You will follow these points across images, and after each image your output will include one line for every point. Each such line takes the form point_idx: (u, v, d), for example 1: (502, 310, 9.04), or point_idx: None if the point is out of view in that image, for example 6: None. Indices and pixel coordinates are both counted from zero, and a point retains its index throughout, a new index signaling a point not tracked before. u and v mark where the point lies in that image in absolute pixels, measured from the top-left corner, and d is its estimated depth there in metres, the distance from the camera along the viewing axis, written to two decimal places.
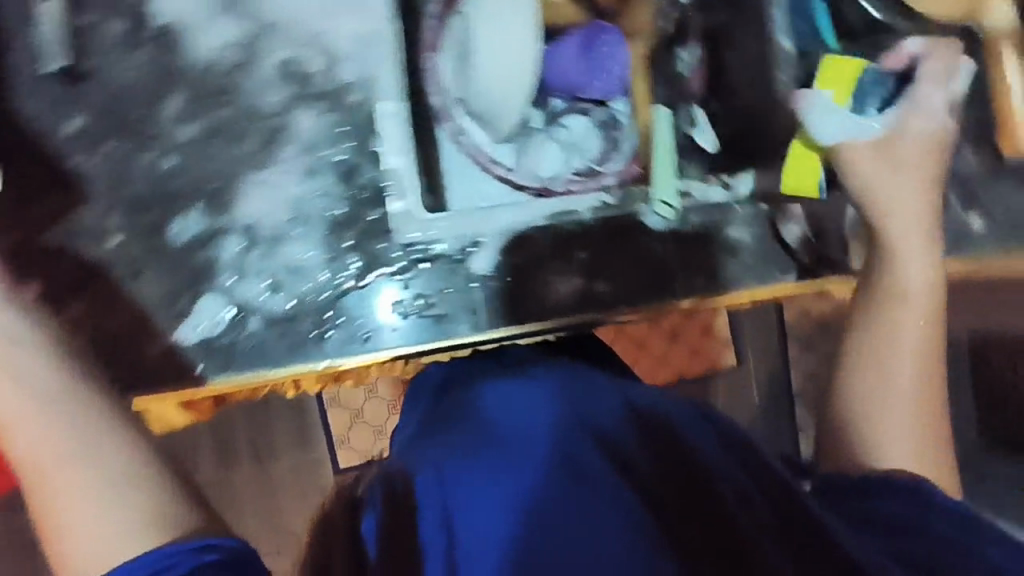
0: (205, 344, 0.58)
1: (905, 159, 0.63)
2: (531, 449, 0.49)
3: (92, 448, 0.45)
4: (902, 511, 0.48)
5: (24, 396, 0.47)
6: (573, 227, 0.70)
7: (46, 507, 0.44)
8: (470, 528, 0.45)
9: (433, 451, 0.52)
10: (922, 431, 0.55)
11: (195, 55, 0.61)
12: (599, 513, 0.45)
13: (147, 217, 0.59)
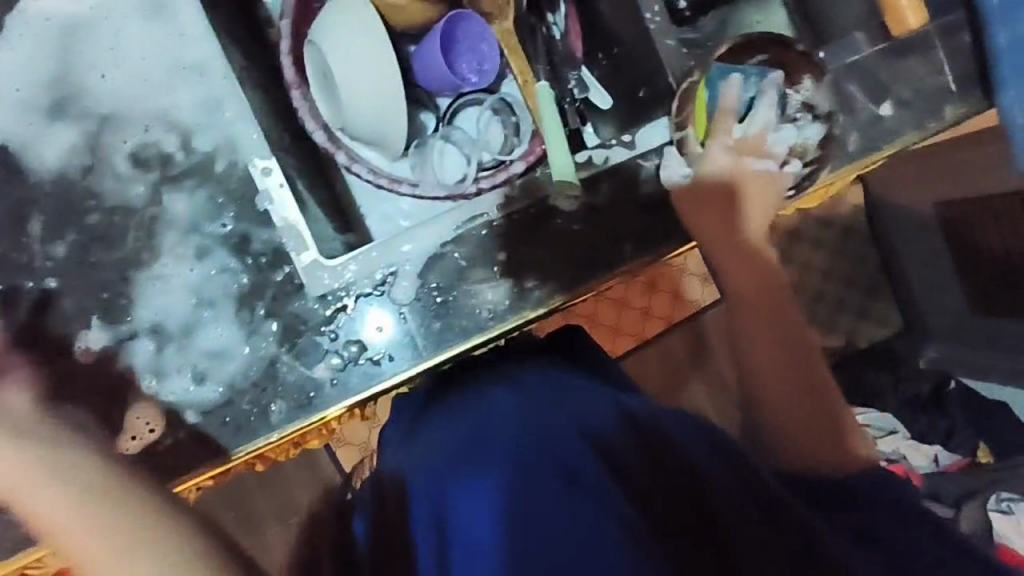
0: (148, 451, 0.58)
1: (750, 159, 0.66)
2: (525, 462, 0.50)
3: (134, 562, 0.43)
4: (858, 499, 0.55)
5: (59, 504, 0.46)
6: (489, 230, 0.65)
7: None
8: (462, 531, 0.47)
9: (426, 456, 0.55)
10: (831, 418, 0.62)
11: (43, 170, 0.59)
12: (592, 521, 0.47)
13: (47, 345, 0.58)
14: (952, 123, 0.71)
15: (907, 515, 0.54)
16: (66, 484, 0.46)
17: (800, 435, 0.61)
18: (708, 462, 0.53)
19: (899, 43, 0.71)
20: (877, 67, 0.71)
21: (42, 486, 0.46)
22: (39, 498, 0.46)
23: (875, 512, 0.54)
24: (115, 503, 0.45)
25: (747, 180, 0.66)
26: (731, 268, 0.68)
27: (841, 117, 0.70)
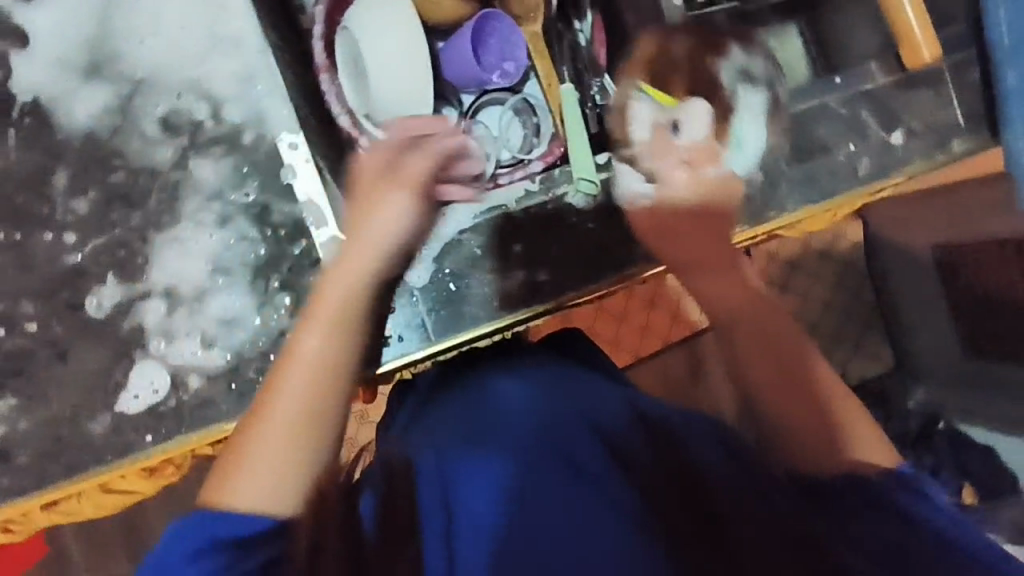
0: (151, 410, 0.58)
1: (708, 170, 0.67)
2: (528, 450, 0.53)
3: (292, 463, 0.47)
4: (874, 502, 0.50)
5: (318, 363, 0.50)
6: (506, 222, 0.66)
7: (248, 441, 0.48)
8: (467, 512, 0.50)
9: (430, 439, 0.56)
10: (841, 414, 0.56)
11: (73, 126, 0.60)
12: (592, 510, 0.50)
13: (60, 298, 0.58)
14: (958, 157, 0.74)
15: (926, 525, 0.48)
16: (338, 360, 0.51)
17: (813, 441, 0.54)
18: (715, 466, 0.53)
19: (910, 75, 0.73)
20: (891, 95, 0.73)
21: (338, 338, 0.51)
22: (320, 334, 0.51)
23: (890, 521, 0.49)
24: (333, 425, 0.49)
25: (710, 192, 0.66)
26: (711, 268, 0.63)
27: (854, 141, 0.72)
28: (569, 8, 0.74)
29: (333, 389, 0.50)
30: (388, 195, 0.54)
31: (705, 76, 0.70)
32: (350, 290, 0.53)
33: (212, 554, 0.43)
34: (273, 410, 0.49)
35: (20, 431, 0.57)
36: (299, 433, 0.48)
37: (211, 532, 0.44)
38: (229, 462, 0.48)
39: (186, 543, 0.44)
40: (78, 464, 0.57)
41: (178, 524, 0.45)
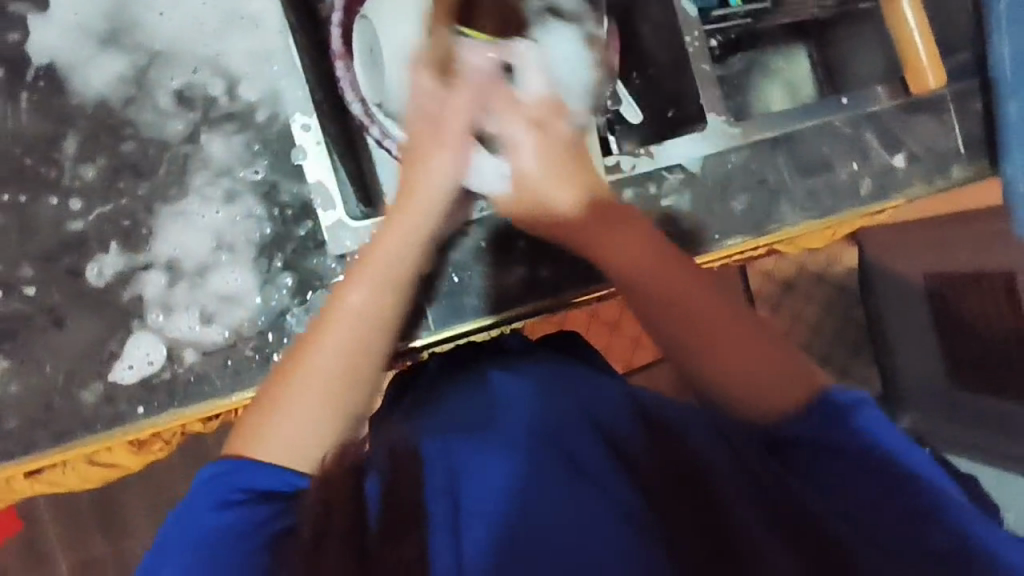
0: (144, 382, 0.58)
1: (524, 149, 0.56)
2: (529, 440, 0.50)
3: (329, 420, 0.52)
4: (827, 452, 0.48)
5: (360, 331, 0.53)
6: (512, 219, 0.65)
7: (284, 392, 0.52)
8: (473, 500, 0.46)
9: (433, 425, 0.54)
10: (767, 353, 0.52)
11: (86, 93, 0.60)
12: (588, 503, 0.47)
13: (60, 264, 0.58)
14: (957, 183, 0.75)
15: (883, 465, 0.47)
16: (376, 323, 0.54)
17: (733, 390, 0.52)
18: (727, 469, 0.49)
19: (913, 100, 0.75)
20: (895, 119, 0.74)
21: (381, 301, 0.54)
22: (362, 294, 0.54)
23: (848, 470, 0.47)
24: (366, 383, 0.53)
25: (574, 164, 0.56)
26: (605, 221, 0.55)
27: (857, 161, 0.73)
28: None
29: (372, 350, 0.54)
30: (432, 165, 0.55)
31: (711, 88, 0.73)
32: (395, 258, 0.55)
33: (236, 505, 0.48)
34: (312, 367, 0.52)
35: (10, 395, 0.56)
36: (333, 393, 0.52)
37: (240, 482, 0.49)
38: (261, 412, 0.52)
39: (216, 493, 0.49)
40: (65, 432, 0.57)
41: (207, 474, 0.50)
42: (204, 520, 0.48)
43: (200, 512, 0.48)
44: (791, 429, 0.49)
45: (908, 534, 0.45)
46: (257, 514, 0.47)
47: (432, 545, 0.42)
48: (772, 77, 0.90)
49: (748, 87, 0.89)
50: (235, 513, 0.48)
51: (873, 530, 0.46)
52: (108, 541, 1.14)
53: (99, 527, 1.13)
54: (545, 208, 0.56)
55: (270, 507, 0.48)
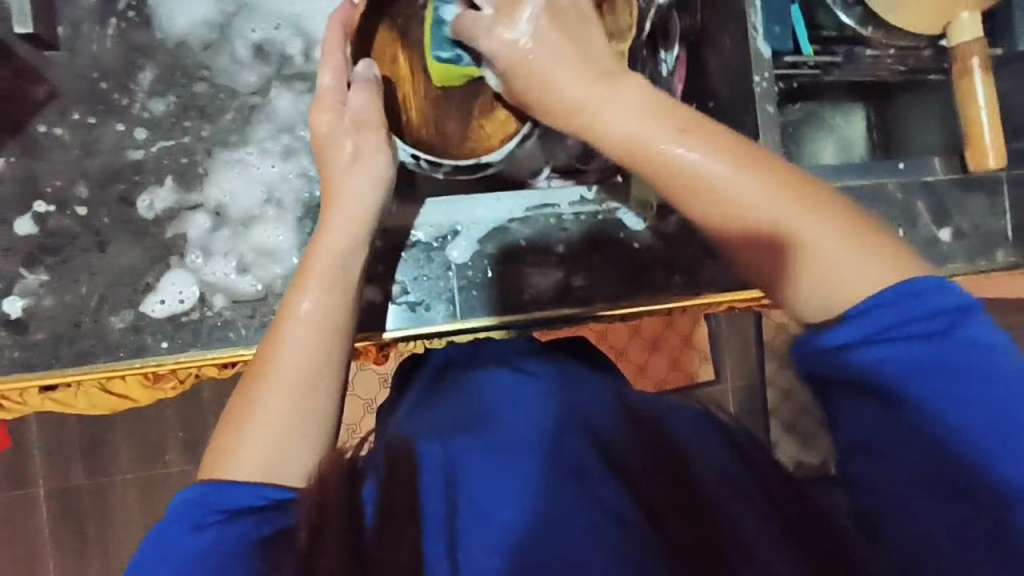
0: (171, 318, 0.58)
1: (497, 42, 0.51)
2: (530, 444, 0.46)
3: (291, 424, 0.46)
4: (891, 380, 0.39)
5: (317, 332, 0.50)
6: (556, 222, 0.66)
7: (241, 407, 0.47)
8: (471, 502, 0.43)
9: (432, 425, 0.50)
10: (826, 238, 0.41)
11: (170, 30, 0.61)
12: (591, 516, 0.42)
13: (115, 189, 0.59)
14: (999, 266, 0.75)
15: (967, 402, 0.37)
16: (325, 323, 0.51)
17: (816, 298, 0.41)
18: (749, 509, 0.41)
19: (972, 176, 0.74)
20: (949, 192, 0.74)
21: (332, 298, 0.52)
22: (314, 294, 0.52)
23: (912, 408, 0.38)
24: (328, 390, 0.49)
25: (544, 33, 0.50)
26: (663, 118, 0.45)
27: (904, 227, 0.73)
28: (658, 37, 0.78)
29: (330, 356, 0.50)
30: (350, 171, 0.57)
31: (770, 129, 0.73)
32: (337, 250, 0.54)
33: (213, 526, 0.42)
34: (263, 375, 0.48)
35: (43, 307, 0.57)
36: (292, 397, 0.47)
37: (219, 502, 0.43)
38: (228, 436, 0.46)
39: (188, 518, 0.42)
40: (86, 353, 0.57)
41: (184, 499, 0.43)
42: (183, 546, 0.41)
43: (177, 539, 0.41)
44: (845, 364, 0.40)
45: (979, 490, 0.37)
46: (242, 527, 0.41)
47: (428, 548, 0.39)
48: (826, 130, 0.91)
49: (804, 137, 0.91)
50: (218, 532, 0.41)
51: (935, 482, 0.37)
52: (93, 471, 1.15)
53: (87, 457, 1.14)
54: (596, 102, 0.47)
55: (257, 519, 0.41)
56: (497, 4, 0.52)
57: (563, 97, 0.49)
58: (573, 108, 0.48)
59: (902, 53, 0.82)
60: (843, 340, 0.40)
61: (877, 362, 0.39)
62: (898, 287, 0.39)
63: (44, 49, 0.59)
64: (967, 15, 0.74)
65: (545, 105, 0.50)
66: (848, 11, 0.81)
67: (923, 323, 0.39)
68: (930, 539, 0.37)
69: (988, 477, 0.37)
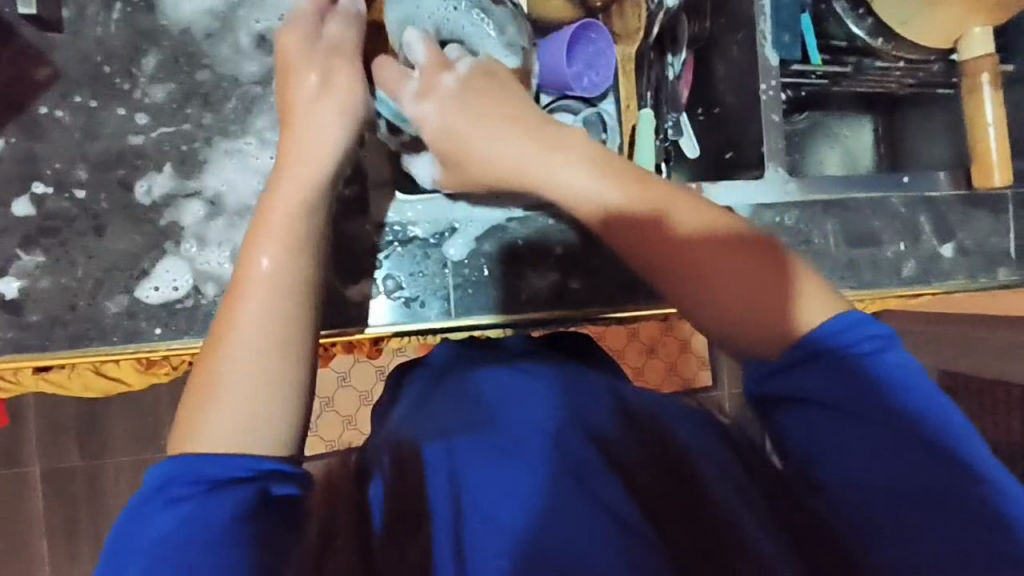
0: (165, 305, 0.58)
1: (443, 103, 0.55)
2: (531, 443, 0.46)
3: (254, 386, 0.45)
4: (832, 400, 0.42)
5: (275, 292, 0.48)
6: (555, 223, 0.66)
7: (206, 369, 0.46)
8: (476, 497, 0.43)
9: (430, 419, 0.51)
10: (751, 280, 0.46)
11: (175, 17, 0.61)
12: (592, 517, 0.42)
13: (114, 174, 0.59)
14: (1001, 285, 0.74)
15: (897, 415, 0.42)
16: (289, 284, 0.48)
17: (733, 330, 0.46)
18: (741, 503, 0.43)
19: (977, 193, 0.74)
20: (953, 209, 0.73)
21: (290, 254, 0.49)
22: (269, 249, 0.49)
23: (867, 422, 0.42)
24: (295, 356, 0.47)
25: (478, 98, 0.55)
26: (608, 179, 0.51)
27: (905, 242, 0.73)
28: (666, 39, 0.78)
29: (294, 310, 0.48)
30: (327, 120, 0.53)
31: (775, 138, 0.73)
32: (293, 203, 0.50)
33: (194, 497, 0.41)
34: (222, 334, 0.47)
35: (39, 289, 0.57)
36: (257, 357, 0.46)
37: (198, 474, 0.42)
38: (196, 403, 0.45)
39: (170, 487, 0.41)
40: (80, 337, 0.57)
41: (157, 472, 0.42)
42: (158, 522, 0.40)
43: (154, 513, 0.41)
44: (773, 383, 0.44)
45: (943, 492, 0.40)
46: (224, 504, 0.41)
47: (436, 550, 0.42)
48: (832, 141, 0.91)
49: (808, 146, 0.90)
50: (199, 505, 0.41)
51: (907, 489, 0.40)
52: (87, 452, 1.15)
53: (82, 439, 1.15)
54: (547, 172, 0.53)
55: (244, 491, 0.42)
56: (422, 71, 0.56)
57: (506, 164, 0.54)
58: (523, 180, 0.54)
59: (913, 66, 0.81)
60: (784, 367, 0.44)
61: (830, 379, 0.43)
62: (827, 324, 0.43)
63: (48, 31, 0.59)
64: (977, 28, 0.73)
65: (490, 170, 0.55)
66: (859, 22, 0.79)
67: (863, 344, 0.43)
68: (908, 546, 0.40)
69: (947, 480, 0.40)
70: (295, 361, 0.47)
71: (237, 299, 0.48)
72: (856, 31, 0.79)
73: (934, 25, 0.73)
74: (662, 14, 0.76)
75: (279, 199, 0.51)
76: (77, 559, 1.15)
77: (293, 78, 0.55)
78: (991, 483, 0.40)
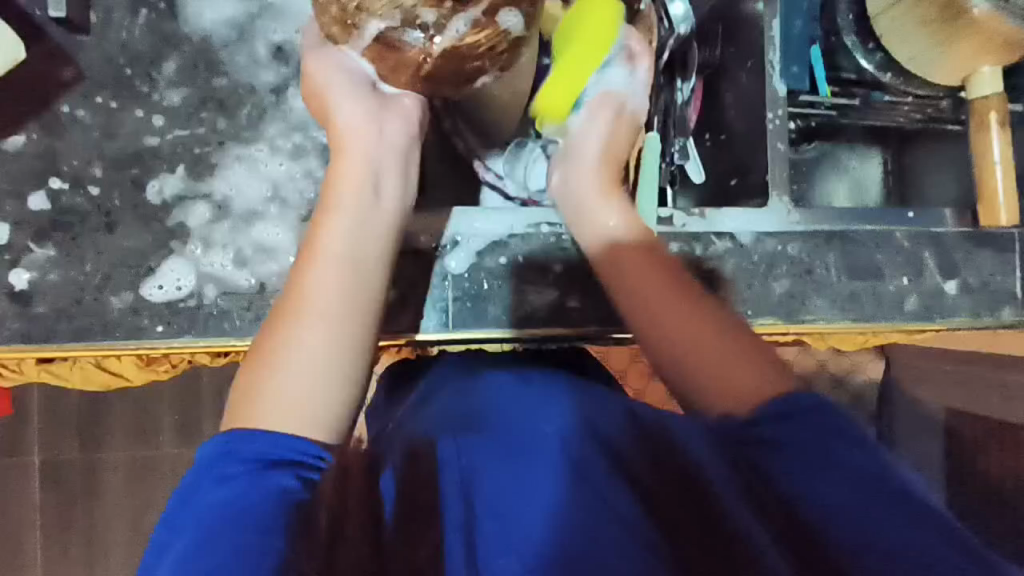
0: (168, 303, 0.59)
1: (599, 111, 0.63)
2: (535, 448, 0.49)
3: (312, 372, 0.48)
4: (783, 445, 0.45)
5: (342, 274, 0.51)
6: (555, 241, 0.66)
7: (269, 346, 0.49)
8: (485, 496, 0.46)
9: (436, 421, 0.55)
10: (708, 329, 0.52)
11: (197, 26, 0.63)
12: (598, 520, 0.44)
13: (129, 173, 0.60)
14: (1004, 324, 0.73)
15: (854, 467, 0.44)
16: (356, 260, 0.52)
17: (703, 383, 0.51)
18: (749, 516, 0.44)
19: (983, 231, 0.73)
20: (959, 245, 0.73)
21: (357, 240, 0.53)
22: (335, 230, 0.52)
23: (819, 467, 0.44)
24: (352, 341, 0.50)
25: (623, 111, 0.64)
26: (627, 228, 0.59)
27: (908, 276, 0.72)
28: (677, 66, 0.79)
29: (357, 295, 0.51)
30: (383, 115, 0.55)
31: (781, 166, 0.73)
32: (357, 185, 0.54)
33: (243, 478, 0.43)
34: (287, 312, 0.50)
35: (48, 281, 0.58)
36: (317, 337, 0.49)
37: (249, 453, 0.45)
38: (255, 382, 0.48)
39: (224, 465, 0.44)
40: (84, 330, 0.58)
41: (216, 448, 0.46)
42: (210, 494, 0.43)
43: (206, 488, 0.43)
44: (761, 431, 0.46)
45: (900, 530, 0.42)
46: (265, 487, 0.43)
47: (447, 546, 0.42)
48: (839, 172, 0.91)
49: (816, 176, 0.91)
50: (244, 485, 0.43)
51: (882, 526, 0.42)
52: (86, 444, 1.16)
53: (82, 430, 1.16)
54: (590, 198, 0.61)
55: (284, 481, 0.43)
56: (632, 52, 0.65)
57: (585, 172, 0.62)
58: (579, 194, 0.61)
59: (921, 102, 0.81)
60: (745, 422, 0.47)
61: (785, 438, 0.46)
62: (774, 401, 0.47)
63: (75, 33, 0.61)
64: (987, 68, 0.72)
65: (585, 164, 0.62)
66: (869, 56, 0.78)
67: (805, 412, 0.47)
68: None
69: (913, 530, 0.42)
70: (353, 345, 0.50)
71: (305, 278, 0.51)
72: (865, 65, 0.79)
73: (943, 64, 0.73)
74: (675, 40, 0.77)
75: (340, 187, 0.54)
76: (69, 549, 1.16)
77: (320, 60, 0.56)
78: (954, 537, 0.42)
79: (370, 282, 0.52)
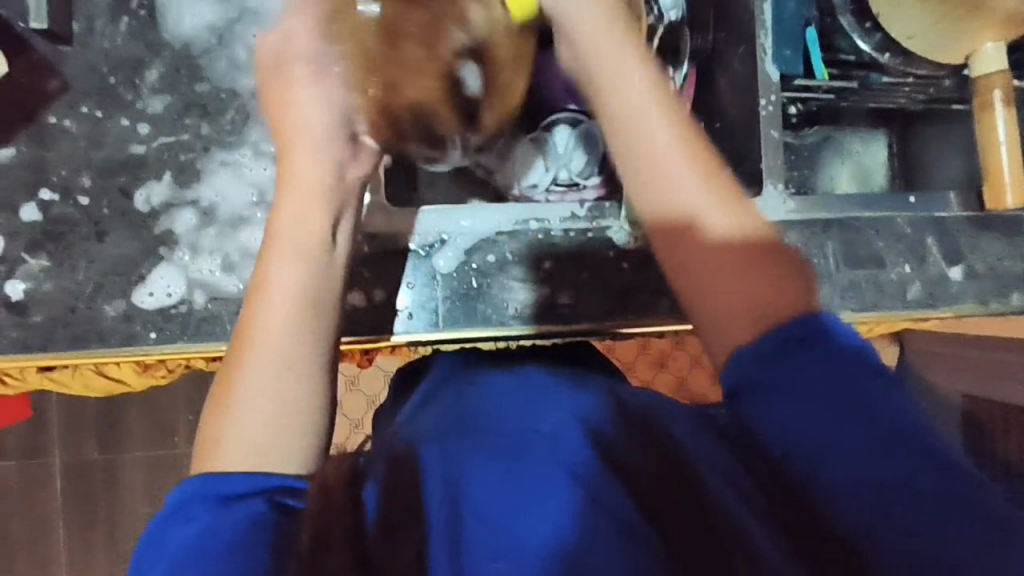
0: (160, 310, 0.60)
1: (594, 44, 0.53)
2: (525, 451, 0.47)
3: (271, 407, 0.50)
4: (811, 396, 0.43)
5: (290, 312, 0.52)
6: (544, 237, 0.66)
7: (224, 386, 0.51)
8: (471, 502, 0.43)
9: (425, 425, 0.53)
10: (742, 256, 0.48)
11: (177, 31, 0.63)
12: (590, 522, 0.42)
13: (116, 182, 0.61)
14: (1011, 310, 0.71)
15: (874, 414, 0.42)
16: (307, 293, 0.54)
17: (718, 314, 0.47)
18: (744, 505, 0.43)
19: (988, 214, 0.71)
20: (963, 230, 0.71)
21: (306, 275, 0.54)
22: (288, 268, 0.54)
23: (843, 420, 0.43)
24: (310, 376, 0.52)
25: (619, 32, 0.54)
26: (680, 139, 0.51)
27: (911, 263, 0.70)
28: (669, 54, 0.77)
29: (309, 331, 0.53)
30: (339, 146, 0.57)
31: (776, 154, 0.71)
32: (303, 218, 0.55)
33: (212, 510, 0.44)
34: (236, 353, 0.51)
35: (42, 291, 0.59)
36: (271, 375, 0.51)
37: (219, 490, 0.45)
38: (215, 425, 0.49)
39: (194, 503, 0.44)
40: (80, 338, 0.59)
41: (183, 489, 0.46)
42: (182, 532, 0.43)
43: (179, 524, 0.44)
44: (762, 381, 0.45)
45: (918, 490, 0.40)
46: (236, 515, 0.43)
47: (431, 553, 0.40)
48: (841, 157, 0.89)
49: (818, 162, 0.89)
50: (214, 517, 0.43)
51: (898, 486, 0.41)
52: (100, 445, 1.19)
53: (96, 432, 1.19)
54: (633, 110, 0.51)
55: (252, 506, 0.44)
56: None
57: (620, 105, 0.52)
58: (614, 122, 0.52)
59: (923, 81, 0.77)
60: (765, 352, 0.45)
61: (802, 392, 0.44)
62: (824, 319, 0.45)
63: (59, 44, 0.62)
64: (989, 44, 0.69)
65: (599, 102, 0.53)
66: (867, 37, 0.76)
67: (825, 347, 0.44)
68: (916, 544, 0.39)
69: (909, 490, 0.40)
70: (309, 379, 0.52)
71: (253, 319, 0.52)
72: (862, 47, 0.77)
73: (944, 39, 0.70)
74: (664, 26, 0.76)
75: (284, 215, 0.55)
76: (88, 547, 1.19)
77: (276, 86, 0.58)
78: (952, 497, 0.40)
79: (321, 318, 0.54)
